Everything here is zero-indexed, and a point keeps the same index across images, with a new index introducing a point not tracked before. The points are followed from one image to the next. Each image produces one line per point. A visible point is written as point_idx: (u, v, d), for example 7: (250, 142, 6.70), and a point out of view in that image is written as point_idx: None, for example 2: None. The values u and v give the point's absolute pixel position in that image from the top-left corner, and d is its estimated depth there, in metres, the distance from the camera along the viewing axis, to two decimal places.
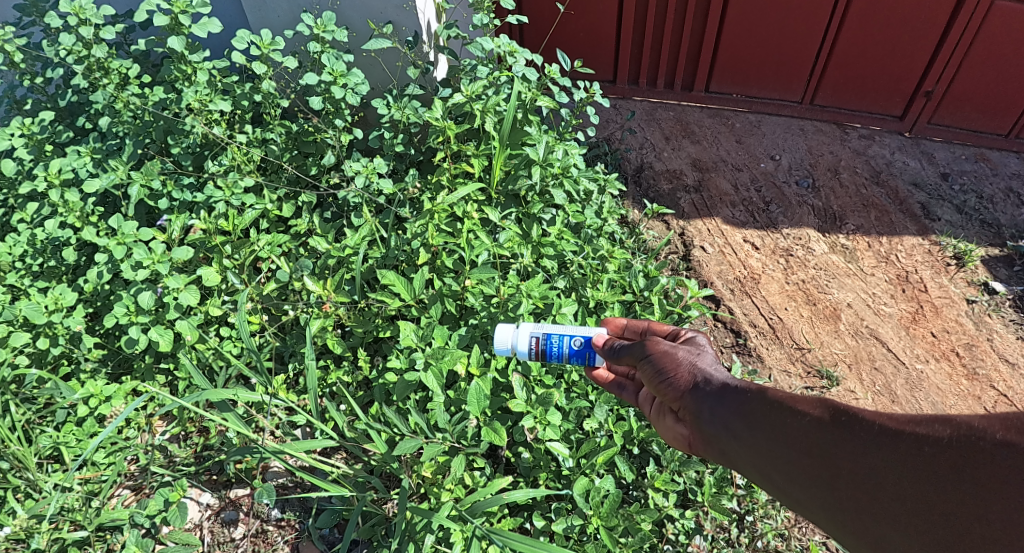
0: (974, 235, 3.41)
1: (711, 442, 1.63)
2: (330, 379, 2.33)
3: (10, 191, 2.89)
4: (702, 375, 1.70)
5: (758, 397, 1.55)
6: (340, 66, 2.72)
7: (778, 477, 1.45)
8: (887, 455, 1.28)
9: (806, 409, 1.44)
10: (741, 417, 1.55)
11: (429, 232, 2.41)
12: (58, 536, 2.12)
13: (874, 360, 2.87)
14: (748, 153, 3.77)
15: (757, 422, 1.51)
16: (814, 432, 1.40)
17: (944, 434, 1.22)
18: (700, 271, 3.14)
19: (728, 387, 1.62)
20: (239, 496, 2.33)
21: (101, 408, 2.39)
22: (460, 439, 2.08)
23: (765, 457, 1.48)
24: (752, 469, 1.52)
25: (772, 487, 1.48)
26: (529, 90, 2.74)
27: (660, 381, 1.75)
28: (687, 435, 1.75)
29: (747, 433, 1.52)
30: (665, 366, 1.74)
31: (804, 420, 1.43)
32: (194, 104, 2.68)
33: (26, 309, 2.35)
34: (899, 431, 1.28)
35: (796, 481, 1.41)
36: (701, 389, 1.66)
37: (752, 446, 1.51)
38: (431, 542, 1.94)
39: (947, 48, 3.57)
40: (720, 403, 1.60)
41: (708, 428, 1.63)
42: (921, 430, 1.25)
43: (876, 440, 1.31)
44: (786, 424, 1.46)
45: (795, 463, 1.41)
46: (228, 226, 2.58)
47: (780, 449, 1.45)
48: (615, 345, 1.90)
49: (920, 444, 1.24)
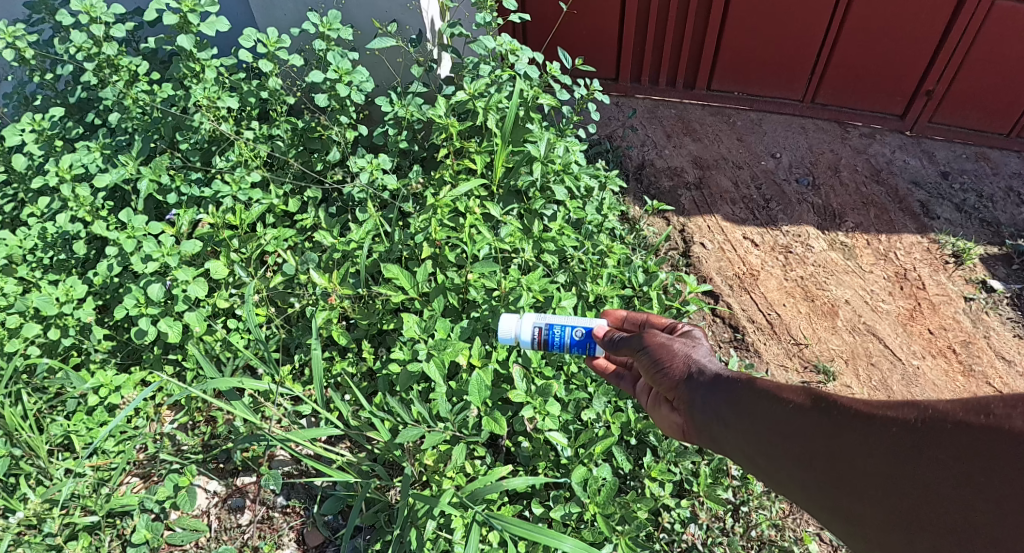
0: (973, 234, 3.44)
1: (703, 429, 1.68)
2: (335, 370, 2.39)
3: (21, 186, 2.95)
4: (696, 365, 1.75)
5: (747, 386, 1.60)
6: (344, 64, 2.77)
7: (763, 460, 1.50)
8: (861, 437, 1.33)
9: (790, 397, 1.49)
10: (731, 405, 1.60)
11: (432, 227, 2.46)
12: (69, 521, 2.18)
13: (870, 356, 2.91)
14: (749, 150, 3.80)
15: (744, 409, 1.56)
16: (795, 417, 1.45)
17: (911, 417, 1.27)
18: (699, 268, 3.19)
19: (720, 377, 1.68)
20: (245, 484, 2.39)
21: (111, 397, 2.44)
22: (461, 428, 2.13)
23: (752, 442, 1.53)
24: (739, 454, 1.58)
25: (759, 471, 1.53)
26: (531, 88, 2.78)
27: (657, 371, 1.80)
28: (681, 423, 1.80)
29: (735, 419, 1.58)
30: (661, 357, 1.80)
31: (787, 407, 1.48)
32: (202, 101, 2.73)
33: (38, 301, 2.42)
34: (871, 415, 1.33)
35: (779, 463, 1.46)
36: (694, 379, 1.71)
37: (739, 432, 1.56)
38: (432, 528, 2.00)
39: (948, 48, 3.60)
40: (711, 392, 1.66)
41: (700, 416, 1.68)
42: (891, 414, 1.30)
43: (850, 424, 1.36)
44: (770, 410, 1.51)
45: (778, 447, 1.46)
46: (235, 220, 2.64)
47: (764, 435, 1.50)
48: (615, 336, 1.95)
49: (889, 427, 1.29)
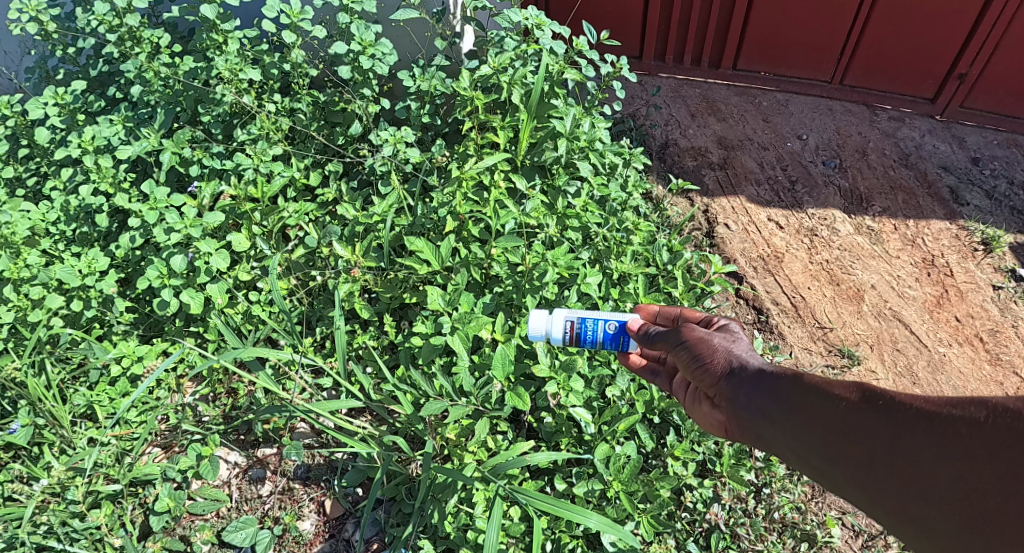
0: (1003, 222, 3.36)
1: (745, 426, 1.63)
2: (356, 342, 2.41)
3: (44, 159, 2.95)
4: (737, 360, 1.69)
5: (794, 381, 1.54)
6: (368, 35, 2.72)
7: (816, 459, 1.45)
8: (925, 437, 1.28)
9: (840, 393, 1.43)
10: (777, 402, 1.54)
11: (457, 200, 2.45)
12: (92, 489, 2.19)
13: (896, 342, 2.86)
14: (775, 131, 3.73)
15: (792, 406, 1.51)
16: (849, 415, 1.40)
17: (982, 416, 1.22)
18: (723, 248, 3.16)
19: (763, 372, 1.62)
20: (266, 455, 2.40)
21: (133, 367, 2.45)
22: (484, 403, 2.12)
23: (803, 440, 1.47)
24: (788, 452, 1.52)
25: (807, 469, 1.48)
26: (557, 63, 2.72)
27: (695, 366, 1.74)
28: (722, 420, 1.75)
29: (783, 416, 1.52)
30: (700, 352, 1.74)
31: (839, 404, 1.42)
32: (224, 73, 2.71)
33: (61, 273, 2.42)
34: (935, 414, 1.28)
35: (834, 461, 1.41)
36: (736, 374, 1.65)
37: (786, 430, 1.51)
38: (454, 502, 2.02)
39: (983, 30, 3.49)
40: (755, 388, 1.59)
41: (742, 413, 1.63)
42: (958, 413, 1.25)
43: (915, 424, 1.30)
44: (821, 407, 1.45)
45: (834, 447, 1.41)
46: (256, 193, 2.62)
47: (818, 434, 1.44)
48: (650, 331, 1.90)
49: (956, 426, 1.24)
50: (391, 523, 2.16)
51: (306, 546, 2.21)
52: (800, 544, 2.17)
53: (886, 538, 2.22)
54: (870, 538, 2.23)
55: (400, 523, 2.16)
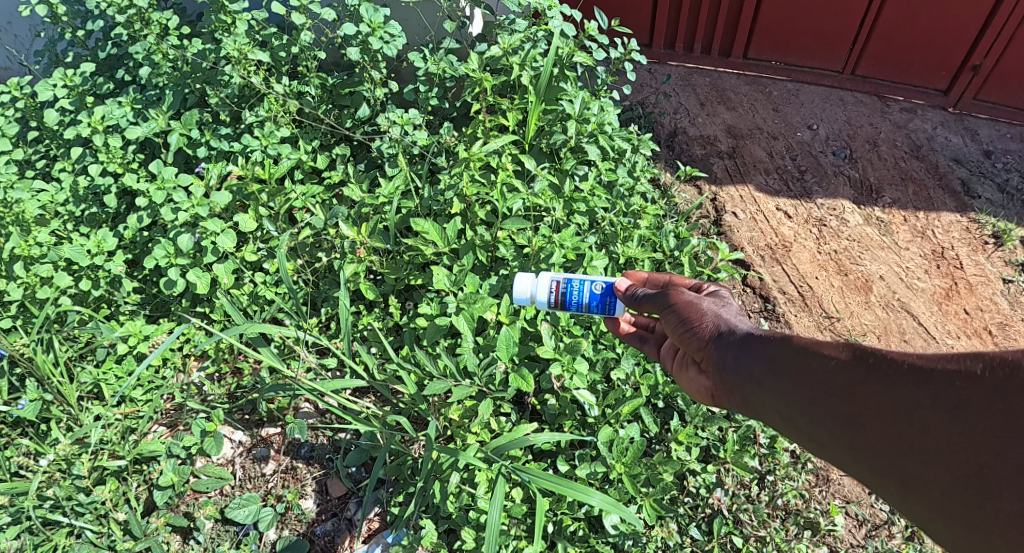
0: (1015, 215, 3.32)
1: (733, 390, 1.63)
2: (361, 324, 2.42)
3: (54, 141, 2.96)
4: (725, 324, 1.69)
5: (781, 343, 1.54)
6: (378, 17, 2.70)
7: (803, 421, 1.44)
8: (917, 392, 1.27)
9: (831, 352, 1.43)
10: (765, 364, 1.53)
11: (463, 183, 2.43)
12: (98, 465, 2.20)
13: (904, 334, 2.84)
14: (785, 122, 3.70)
15: (780, 366, 1.50)
16: (839, 374, 1.39)
17: (977, 369, 1.22)
18: (731, 237, 3.14)
19: (751, 336, 1.62)
20: (270, 435, 2.41)
21: (140, 346, 2.46)
22: (488, 384, 2.15)
23: (790, 402, 1.47)
24: (775, 414, 1.52)
25: (794, 432, 1.47)
26: (567, 46, 2.70)
27: (683, 330, 1.75)
28: (710, 386, 1.76)
29: (770, 378, 1.51)
30: (688, 316, 1.74)
31: (829, 363, 1.42)
32: (233, 54, 2.66)
33: (70, 252, 2.43)
34: (930, 369, 1.28)
35: (820, 421, 1.40)
36: (724, 338, 1.65)
37: (773, 392, 1.50)
38: (456, 482, 2.01)
39: (999, 20, 3.44)
40: (743, 352, 1.59)
41: (729, 377, 1.62)
42: (953, 366, 1.25)
43: (907, 379, 1.29)
44: (811, 368, 1.45)
45: (822, 406, 1.40)
46: (264, 174, 2.59)
47: (806, 394, 1.43)
48: (638, 292, 1.91)
49: (951, 379, 1.24)
50: (393, 501, 2.17)
51: (308, 524, 2.23)
52: (803, 532, 2.16)
53: (889, 528, 2.22)
54: (874, 527, 2.23)
55: (402, 503, 2.17)
